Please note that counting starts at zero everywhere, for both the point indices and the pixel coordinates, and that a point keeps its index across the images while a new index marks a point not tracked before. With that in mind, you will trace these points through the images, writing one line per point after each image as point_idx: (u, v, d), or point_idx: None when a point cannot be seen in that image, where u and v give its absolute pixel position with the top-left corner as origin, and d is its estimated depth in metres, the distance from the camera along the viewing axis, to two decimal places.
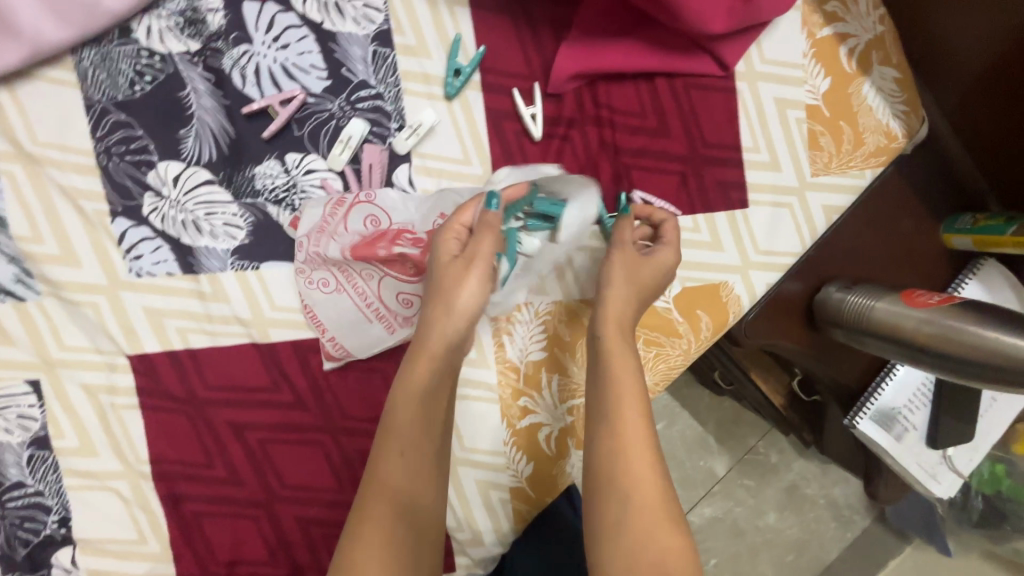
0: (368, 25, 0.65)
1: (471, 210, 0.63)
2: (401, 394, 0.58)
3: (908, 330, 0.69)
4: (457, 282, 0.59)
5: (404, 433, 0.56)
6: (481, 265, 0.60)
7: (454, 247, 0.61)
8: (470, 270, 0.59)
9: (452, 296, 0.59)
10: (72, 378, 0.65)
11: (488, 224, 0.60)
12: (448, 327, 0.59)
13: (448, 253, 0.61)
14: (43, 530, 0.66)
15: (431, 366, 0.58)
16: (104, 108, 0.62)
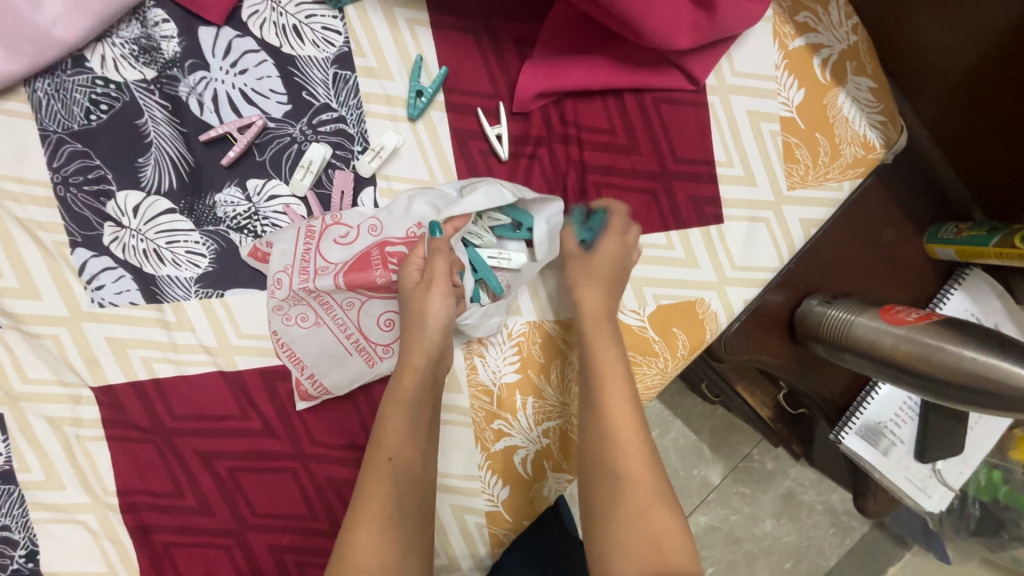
0: (327, 47, 0.64)
1: (424, 246, 0.64)
2: (389, 412, 0.60)
3: (887, 348, 0.67)
4: (422, 309, 0.62)
5: (394, 446, 0.59)
6: (438, 288, 0.62)
7: (416, 276, 0.64)
8: (430, 294, 0.62)
9: (420, 323, 0.62)
10: (36, 411, 0.65)
11: (438, 250, 0.63)
12: (427, 349, 0.62)
13: (410, 284, 0.63)
14: (10, 565, 0.65)
15: (416, 383, 0.61)
16: (60, 138, 0.61)
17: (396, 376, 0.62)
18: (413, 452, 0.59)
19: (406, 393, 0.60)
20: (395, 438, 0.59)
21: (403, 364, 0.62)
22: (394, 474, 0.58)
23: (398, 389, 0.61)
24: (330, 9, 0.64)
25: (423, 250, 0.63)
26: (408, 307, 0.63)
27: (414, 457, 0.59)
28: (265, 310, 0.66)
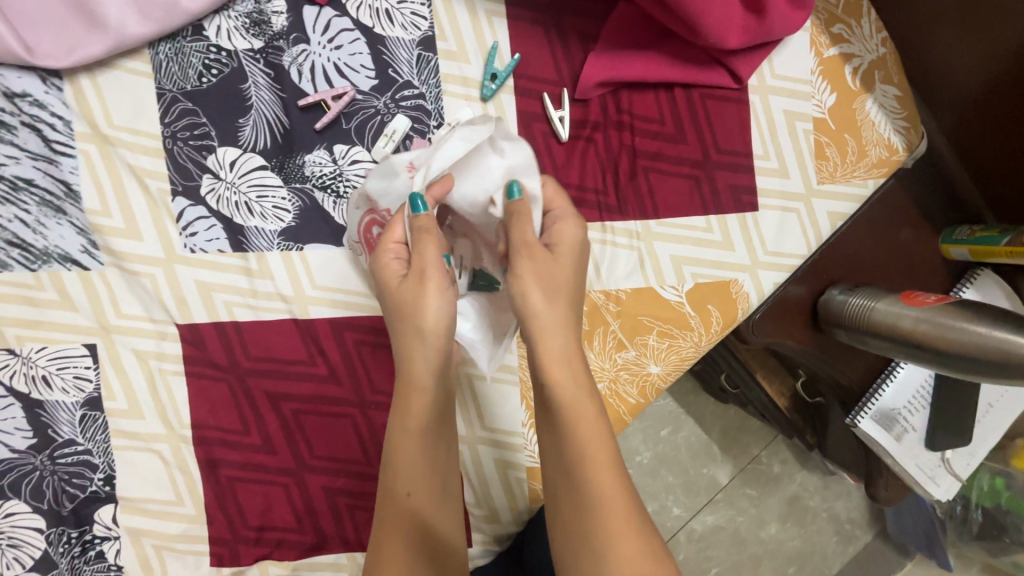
0: (414, 31, 0.71)
1: (403, 225, 0.63)
2: (401, 427, 0.60)
3: (906, 329, 0.73)
4: (418, 306, 0.59)
5: (410, 511, 0.58)
6: (432, 283, 0.59)
7: (396, 269, 0.62)
8: (425, 290, 0.59)
9: (419, 324, 0.59)
10: (125, 344, 0.70)
11: (424, 232, 0.59)
12: (421, 410, 0.60)
13: (393, 284, 0.61)
14: (89, 486, 0.70)
15: (421, 447, 0.60)
16: (174, 96, 0.68)
17: (403, 386, 0.61)
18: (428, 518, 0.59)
19: (413, 457, 0.60)
20: (405, 506, 0.58)
21: (397, 422, 0.60)
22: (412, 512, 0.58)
23: (408, 397, 0.61)
24: None
25: (401, 230, 0.62)
26: (397, 320, 0.61)
27: (427, 521, 0.59)
28: (341, 263, 0.73)
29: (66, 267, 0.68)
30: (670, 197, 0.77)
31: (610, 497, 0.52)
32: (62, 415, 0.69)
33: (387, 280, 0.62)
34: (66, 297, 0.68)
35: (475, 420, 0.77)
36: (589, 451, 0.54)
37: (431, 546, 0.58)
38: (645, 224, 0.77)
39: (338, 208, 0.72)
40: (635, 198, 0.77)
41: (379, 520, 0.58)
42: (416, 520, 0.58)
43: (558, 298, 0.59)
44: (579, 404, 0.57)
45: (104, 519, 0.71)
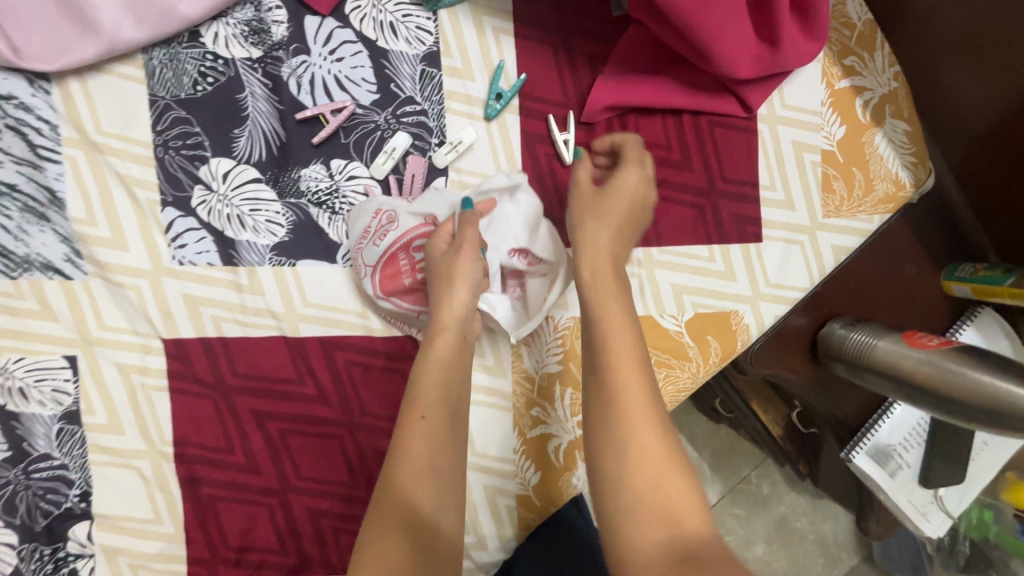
0: (418, 45, 0.69)
1: (453, 222, 0.68)
2: (425, 366, 0.62)
3: (908, 369, 0.72)
4: (452, 265, 0.65)
5: (412, 472, 0.56)
6: (470, 250, 0.65)
7: (442, 247, 0.67)
8: (460, 253, 0.65)
9: (450, 275, 0.65)
10: (107, 357, 0.68)
11: (470, 222, 0.66)
12: (443, 353, 0.62)
13: (438, 253, 0.66)
14: (64, 502, 0.68)
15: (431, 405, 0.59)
16: (167, 104, 0.66)
17: (430, 334, 0.64)
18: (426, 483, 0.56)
19: (422, 412, 0.59)
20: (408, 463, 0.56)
21: (416, 374, 0.62)
22: (423, 448, 0.57)
23: (432, 346, 0.63)
24: (425, 11, 0.70)
25: (453, 224, 0.67)
26: (438, 276, 0.66)
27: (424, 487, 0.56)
28: (335, 281, 0.71)
29: (48, 275, 0.66)
30: (673, 225, 0.76)
31: (640, 425, 0.52)
32: (39, 428, 0.67)
33: (432, 250, 0.67)
34: (47, 307, 0.66)
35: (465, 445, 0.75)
36: (622, 382, 0.54)
37: (422, 515, 0.54)
38: (647, 251, 0.76)
39: (332, 225, 0.70)
40: None
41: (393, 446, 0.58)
42: (415, 485, 0.55)
43: (607, 225, 0.64)
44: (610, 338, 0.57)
45: (79, 536, 0.69)
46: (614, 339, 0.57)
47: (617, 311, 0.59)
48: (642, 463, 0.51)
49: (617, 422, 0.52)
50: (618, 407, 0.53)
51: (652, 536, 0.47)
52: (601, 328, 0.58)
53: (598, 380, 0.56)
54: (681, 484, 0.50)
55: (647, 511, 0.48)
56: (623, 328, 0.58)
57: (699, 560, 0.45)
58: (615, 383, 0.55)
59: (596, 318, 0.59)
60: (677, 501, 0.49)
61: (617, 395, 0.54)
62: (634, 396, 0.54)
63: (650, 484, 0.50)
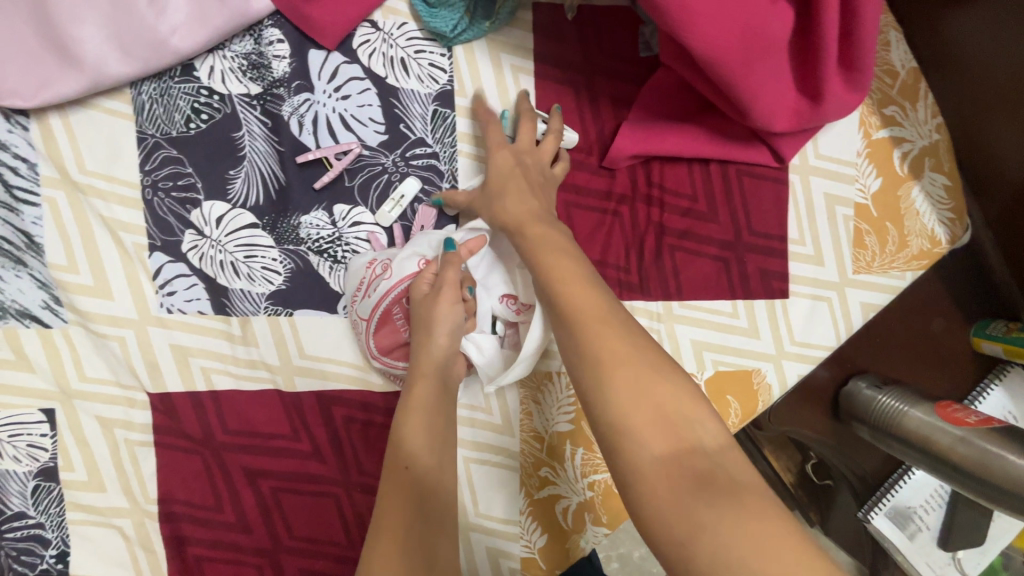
0: (431, 84, 0.64)
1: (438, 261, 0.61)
2: (406, 417, 0.56)
3: (944, 448, 0.68)
4: (430, 309, 0.59)
5: (412, 486, 0.52)
6: (449, 293, 0.59)
7: (425, 287, 0.60)
8: (440, 297, 0.59)
9: (427, 319, 0.59)
10: (88, 410, 0.63)
11: (451, 262, 0.60)
12: (422, 398, 0.57)
13: (418, 295, 0.60)
14: (39, 564, 0.63)
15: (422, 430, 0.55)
16: (157, 142, 0.61)
17: (408, 383, 0.58)
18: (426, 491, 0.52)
19: (413, 448, 0.54)
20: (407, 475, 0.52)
21: (403, 414, 0.56)
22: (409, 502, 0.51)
23: (412, 394, 0.57)
24: (439, 47, 0.65)
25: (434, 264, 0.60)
26: (419, 324, 0.59)
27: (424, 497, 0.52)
28: (334, 333, 0.66)
29: (23, 323, 0.61)
30: (696, 279, 0.71)
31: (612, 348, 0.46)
32: (13, 485, 0.62)
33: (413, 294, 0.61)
34: (23, 357, 0.61)
35: (468, 505, 0.72)
36: (578, 308, 0.50)
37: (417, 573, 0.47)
38: (667, 305, 0.71)
39: (334, 274, 0.65)
40: (658, 278, 0.70)
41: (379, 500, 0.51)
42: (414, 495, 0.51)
43: (519, 188, 0.60)
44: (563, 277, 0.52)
45: None
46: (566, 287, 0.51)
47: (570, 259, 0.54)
48: (624, 382, 0.44)
49: (588, 354, 0.47)
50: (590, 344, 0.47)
51: (658, 452, 0.41)
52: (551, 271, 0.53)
53: (559, 321, 0.51)
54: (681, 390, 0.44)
55: (649, 426, 0.42)
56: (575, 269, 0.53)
57: (719, 479, 0.40)
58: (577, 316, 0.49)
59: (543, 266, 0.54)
60: (677, 406, 0.43)
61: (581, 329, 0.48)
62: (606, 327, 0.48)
63: (641, 398, 0.43)
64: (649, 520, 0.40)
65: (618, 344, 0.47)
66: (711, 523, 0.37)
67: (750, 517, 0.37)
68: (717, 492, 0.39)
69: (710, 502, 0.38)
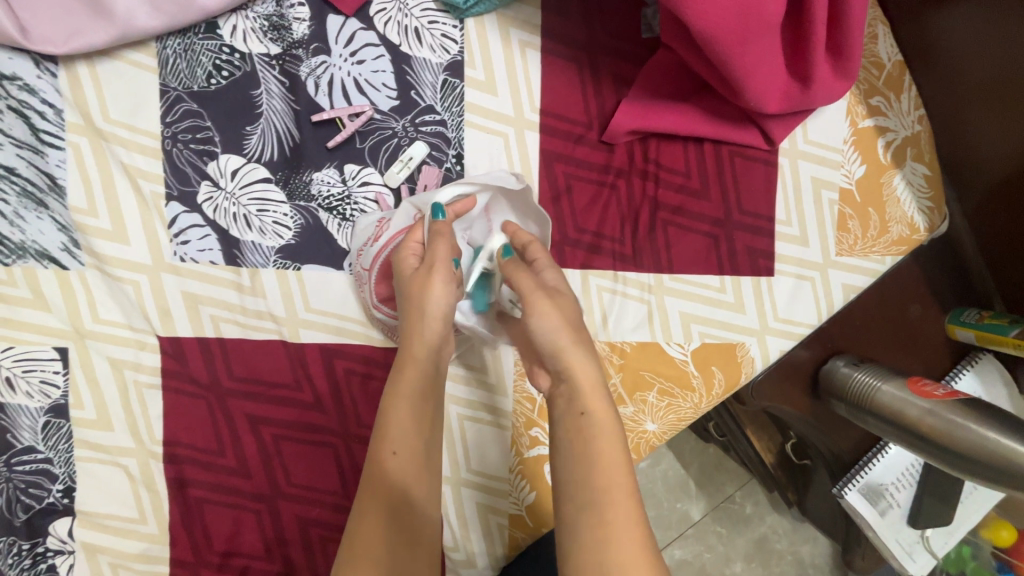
0: (443, 54, 0.68)
1: (422, 228, 0.63)
2: (393, 402, 0.56)
3: (912, 419, 0.72)
4: (422, 294, 0.58)
5: (394, 482, 0.53)
6: (438, 271, 0.59)
7: (412, 263, 0.61)
8: (432, 278, 0.58)
9: (420, 308, 0.58)
10: (99, 351, 0.66)
11: (439, 234, 0.61)
12: (411, 387, 0.56)
13: (406, 270, 0.60)
14: (46, 498, 0.66)
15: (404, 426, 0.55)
16: (178, 95, 0.64)
17: (396, 368, 0.58)
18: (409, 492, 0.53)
19: (401, 434, 0.54)
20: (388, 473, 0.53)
21: (391, 401, 0.56)
22: (390, 494, 0.53)
23: (399, 381, 0.57)
24: (451, 19, 0.68)
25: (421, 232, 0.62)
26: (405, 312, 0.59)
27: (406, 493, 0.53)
28: (339, 287, 0.69)
29: (42, 264, 0.63)
30: (687, 253, 0.75)
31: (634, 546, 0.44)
32: (24, 420, 0.65)
33: (400, 271, 0.61)
34: (40, 297, 0.64)
35: (460, 460, 0.75)
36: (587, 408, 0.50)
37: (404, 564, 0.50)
38: (658, 277, 0.75)
39: (341, 231, 0.68)
40: (650, 251, 0.74)
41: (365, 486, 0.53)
42: (396, 494, 0.53)
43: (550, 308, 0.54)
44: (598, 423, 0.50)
45: (59, 532, 0.67)
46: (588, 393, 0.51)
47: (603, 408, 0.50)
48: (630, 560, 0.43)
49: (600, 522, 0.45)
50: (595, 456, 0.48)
51: None
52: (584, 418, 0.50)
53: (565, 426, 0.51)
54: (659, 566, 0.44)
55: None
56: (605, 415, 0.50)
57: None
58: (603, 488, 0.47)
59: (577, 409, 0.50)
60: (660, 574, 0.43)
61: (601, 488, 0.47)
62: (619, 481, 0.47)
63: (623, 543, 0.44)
64: None
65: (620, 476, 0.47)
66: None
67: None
68: None
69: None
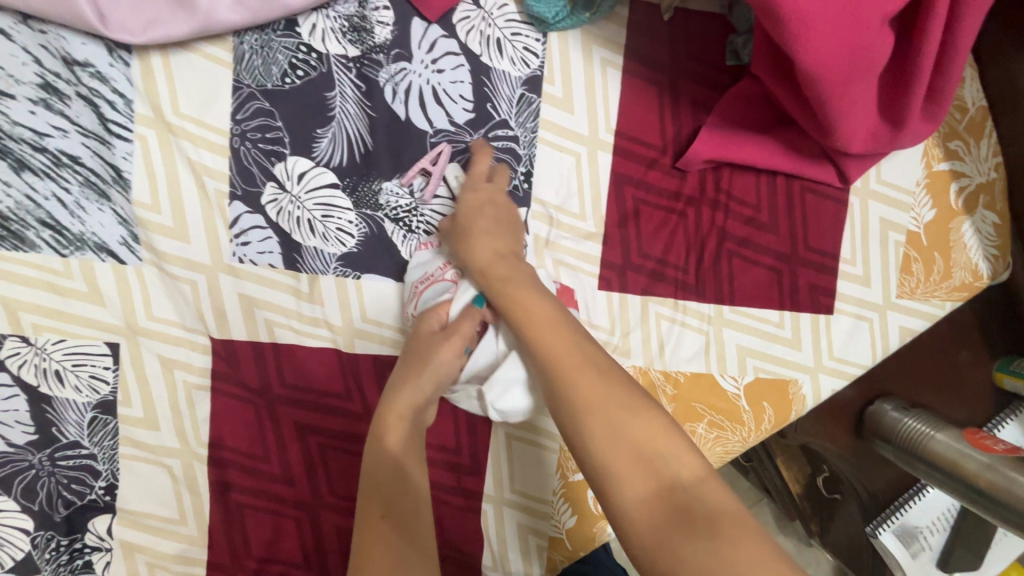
0: (523, 67, 0.66)
1: (455, 304, 0.61)
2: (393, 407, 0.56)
3: (968, 471, 0.71)
4: (433, 351, 0.59)
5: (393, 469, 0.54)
6: (458, 342, 0.59)
7: (434, 325, 0.61)
8: (447, 344, 0.59)
9: (431, 348, 0.59)
10: (151, 348, 0.64)
11: (471, 314, 0.60)
12: (410, 403, 0.57)
13: (427, 329, 0.60)
14: (88, 494, 0.64)
15: (404, 435, 0.56)
16: (251, 93, 0.62)
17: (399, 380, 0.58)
18: (412, 492, 0.53)
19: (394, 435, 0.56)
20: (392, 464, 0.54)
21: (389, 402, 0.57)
22: (392, 480, 0.53)
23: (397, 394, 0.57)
24: (535, 31, 0.66)
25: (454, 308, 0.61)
26: (414, 357, 0.59)
27: (410, 490, 0.53)
28: (396, 300, 0.67)
29: (99, 257, 0.61)
30: (749, 287, 0.73)
31: (646, 445, 0.42)
32: (70, 415, 0.63)
33: (421, 328, 0.61)
34: (95, 290, 0.62)
35: (505, 480, 0.74)
36: (532, 314, 0.52)
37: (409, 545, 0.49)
38: (718, 309, 0.73)
39: (406, 243, 0.66)
40: (713, 281, 0.72)
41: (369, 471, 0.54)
42: (397, 480, 0.53)
43: (483, 219, 0.60)
44: (577, 375, 0.46)
45: (98, 529, 0.65)
46: (532, 315, 0.52)
47: (554, 317, 0.52)
48: (616, 441, 0.42)
49: (581, 421, 0.44)
50: (551, 356, 0.49)
51: (640, 491, 0.41)
52: (539, 337, 0.50)
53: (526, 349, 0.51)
54: (658, 423, 0.43)
55: (631, 463, 0.42)
56: (553, 322, 0.51)
57: (700, 512, 0.39)
58: (586, 400, 0.45)
59: (527, 327, 0.51)
60: (657, 442, 0.42)
61: (571, 392, 0.46)
62: (593, 381, 0.46)
63: (618, 438, 0.43)
64: (639, 550, 0.39)
65: (589, 376, 0.46)
66: (689, 562, 0.37)
67: (728, 555, 0.37)
68: (698, 527, 0.38)
69: (689, 539, 0.38)
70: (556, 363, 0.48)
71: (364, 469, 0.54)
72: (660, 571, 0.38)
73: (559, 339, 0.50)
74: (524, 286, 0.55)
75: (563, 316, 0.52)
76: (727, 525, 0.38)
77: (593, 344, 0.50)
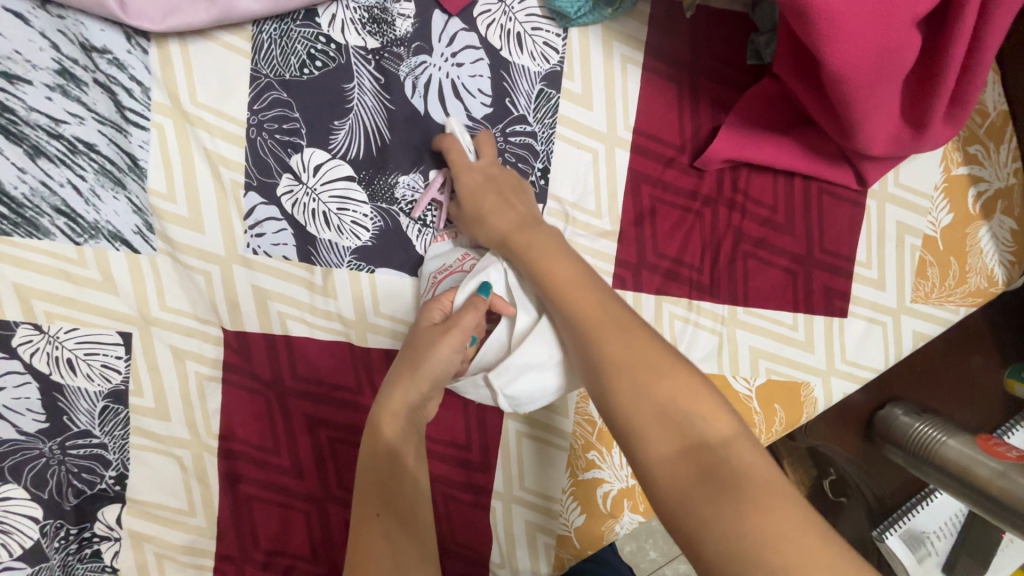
0: (543, 62, 0.65)
1: (460, 294, 0.59)
2: (393, 399, 0.56)
3: (977, 477, 0.70)
4: (430, 349, 0.56)
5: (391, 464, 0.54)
6: (458, 337, 0.56)
7: (437, 317, 0.59)
8: (447, 339, 0.56)
9: (431, 341, 0.56)
10: (163, 338, 0.64)
11: (474, 306, 0.57)
12: (410, 396, 0.56)
13: (427, 322, 0.58)
14: (98, 484, 0.64)
15: (401, 426, 0.56)
16: (269, 83, 0.61)
17: (400, 370, 0.57)
18: (408, 491, 0.54)
19: (394, 426, 0.55)
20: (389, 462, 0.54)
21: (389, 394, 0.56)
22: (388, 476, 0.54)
23: (396, 387, 0.56)
24: (556, 27, 0.65)
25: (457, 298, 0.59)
26: (413, 350, 0.57)
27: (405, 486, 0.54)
28: (409, 295, 0.67)
29: (113, 245, 0.61)
30: (764, 288, 0.73)
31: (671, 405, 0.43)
32: (81, 404, 0.62)
33: (422, 322, 0.59)
34: (109, 278, 0.61)
35: (514, 477, 0.73)
36: (561, 278, 0.53)
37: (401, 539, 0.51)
38: (732, 309, 0.73)
39: (420, 238, 0.66)
40: (728, 281, 0.72)
41: (367, 463, 0.55)
42: (392, 475, 0.54)
43: (496, 194, 0.60)
44: (605, 337, 0.48)
45: (107, 519, 0.65)
46: (561, 281, 0.53)
47: (580, 279, 0.53)
48: (642, 407, 0.44)
49: (610, 383, 0.46)
50: (581, 319, 0.50)
51: (664, 452, 0.42)
52: (568, 301, 0.51)
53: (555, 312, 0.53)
54: (684, 385, 0.44)
55: (657, 424, 0.43)
56: (580, 284, 0.52)
57: (725, 473, 0.39)
58: (615, 363, 0.46)
59: (554, 291, 0.53)
60: (684, 405, 0.43)
61: (601, 355, 0.48)
62: (620, 344, 0.47)
63: (644, 401, 0.44)
64: (663, 506, 0.40)
65: (617, 338, 0.48)
66: (712, 520, 0.37)
67: (753, 515, 0.36)
68: (721, 486, 0.38)
69: (712, 498, 0.38)
70: (586, 326, 0.49)
71: (361, 458, 0.55)
72: (682, 528, 0.39)
73: (588, 303, 0.51)
74: (550, 250, 0.55)
75: (591, 280, 0.53)
76: (753, 486, 0.38)
77: (622, 308, 0.51)
